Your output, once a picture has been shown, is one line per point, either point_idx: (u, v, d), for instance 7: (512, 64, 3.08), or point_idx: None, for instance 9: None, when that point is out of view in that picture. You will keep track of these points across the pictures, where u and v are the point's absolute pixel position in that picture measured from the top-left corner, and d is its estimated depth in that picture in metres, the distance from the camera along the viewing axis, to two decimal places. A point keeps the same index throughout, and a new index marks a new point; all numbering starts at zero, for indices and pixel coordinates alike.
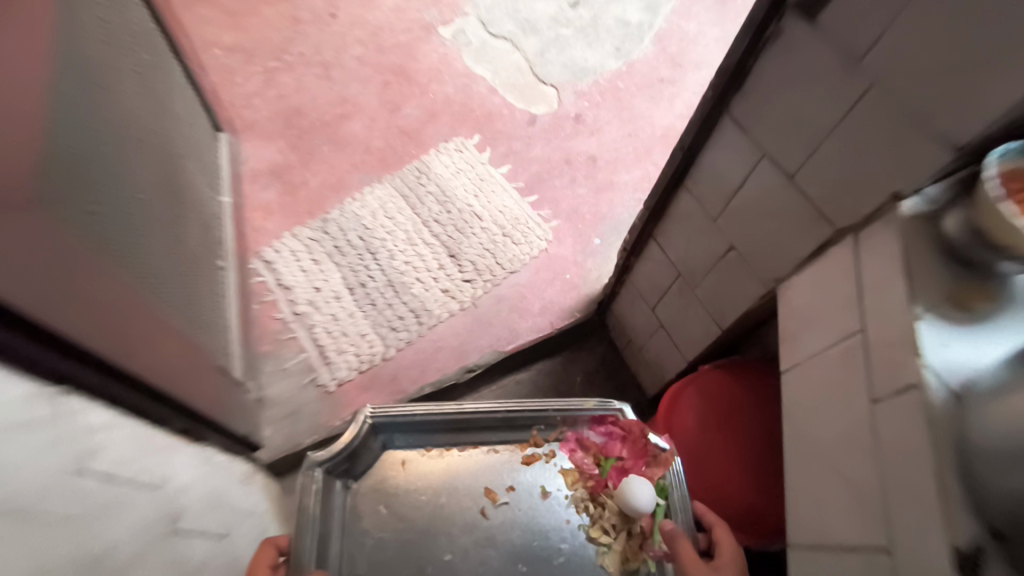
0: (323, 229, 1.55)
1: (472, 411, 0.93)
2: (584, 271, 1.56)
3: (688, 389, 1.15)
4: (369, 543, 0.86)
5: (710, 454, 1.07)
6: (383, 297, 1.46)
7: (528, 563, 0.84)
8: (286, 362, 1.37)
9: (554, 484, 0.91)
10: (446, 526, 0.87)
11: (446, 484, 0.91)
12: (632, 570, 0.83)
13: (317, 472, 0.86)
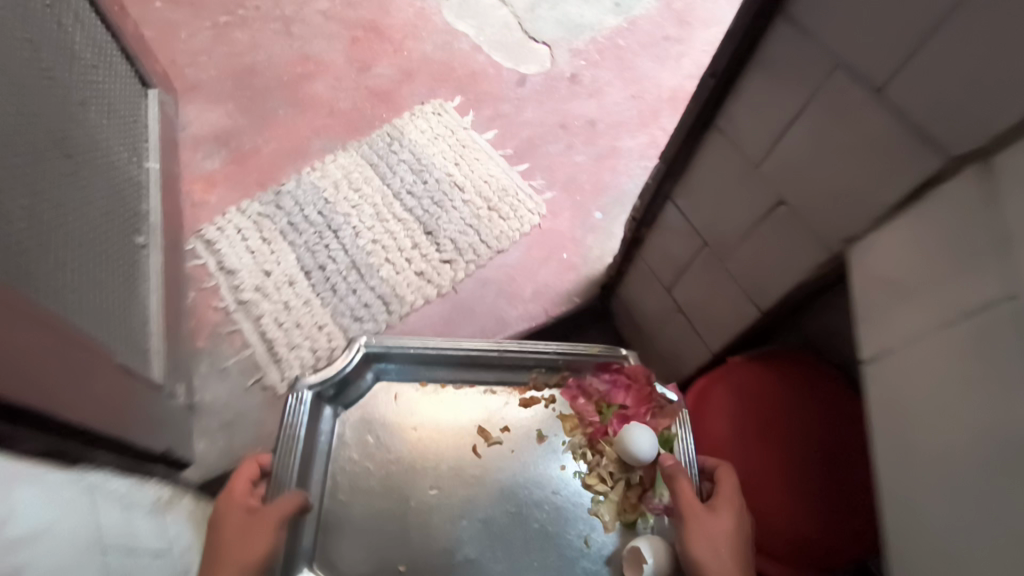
0: (276, 203, 1.32)
1: (470, 347, 0.88)
2: (583, 250, 1.33)
3: (717, 387, 0.93)
4: (347, 476, 0.81)
5: (748, 470, 0.86)
6: (346, 281, 1.23)
7: (515, 503, 0.80)
8: (226, 360, 1.14)
9: (552, 427, 0.86)
10: (432, 463, 0.82)
11: (438, 420, 0.85)
12: (628, 522, 0.79)
13: (305, 398, 0.82)
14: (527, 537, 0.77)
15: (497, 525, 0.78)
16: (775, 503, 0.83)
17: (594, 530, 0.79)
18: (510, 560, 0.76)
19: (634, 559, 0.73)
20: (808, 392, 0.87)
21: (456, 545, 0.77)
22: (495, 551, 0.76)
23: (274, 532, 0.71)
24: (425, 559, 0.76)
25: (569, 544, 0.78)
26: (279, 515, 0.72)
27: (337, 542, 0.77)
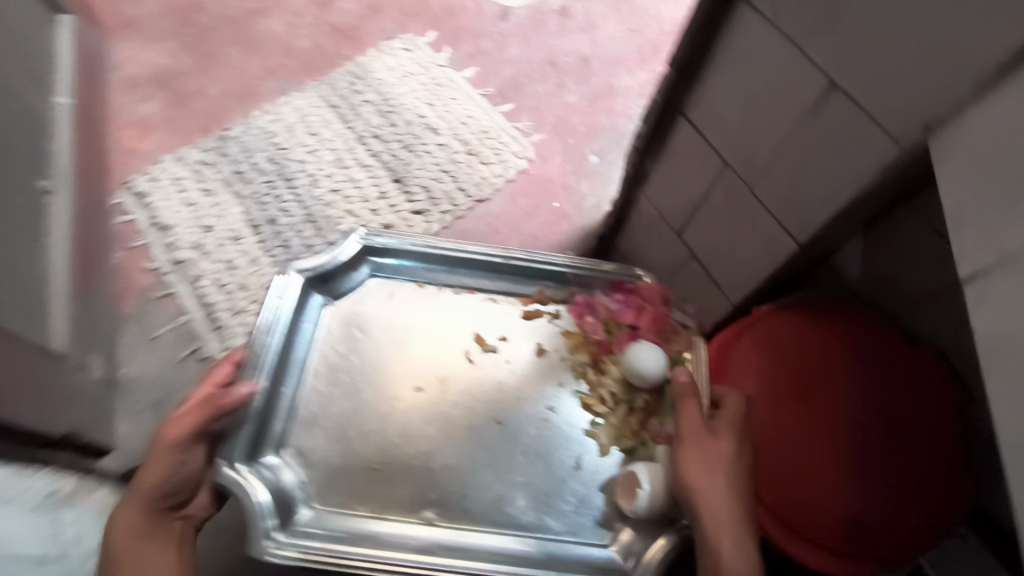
0: (220, 150, 1.14)
1: (474, 250, 0.82)
2: (577, 199, 1.16)
3: (744, 338, 0.76)
4: (319, 375, 0.75)
5: (786, 437, 0.69)
6: (300, 236, 1.06)
7: (503, 414, 0.74)
8: (158, 328, 0.97)
9: (553, 342, 0.79)
10: (414, 364, 0.76)
11: (427, 324, 0.79)
12: (626, 449, 0.72)
13: (293, 281, 0.76)
14: (513, 454, 0.71)
15: (482, 438, 0.72)
16: (820, 476, 0.67)
17: (587, 453, 0.72)
18: (495, 475, 0.70)
19: (628, 486, 0.68)
20: (851, 345, 0.73)
21: (434, 461, 0.70)
22: (478, 464, 0.70)
23: (173, 455, 0.63)
24: (399, 468, 0.70)
25: (560, 464, 0.71)
26: (168, 440, 0.63)
27: (306, 436, 0.71)
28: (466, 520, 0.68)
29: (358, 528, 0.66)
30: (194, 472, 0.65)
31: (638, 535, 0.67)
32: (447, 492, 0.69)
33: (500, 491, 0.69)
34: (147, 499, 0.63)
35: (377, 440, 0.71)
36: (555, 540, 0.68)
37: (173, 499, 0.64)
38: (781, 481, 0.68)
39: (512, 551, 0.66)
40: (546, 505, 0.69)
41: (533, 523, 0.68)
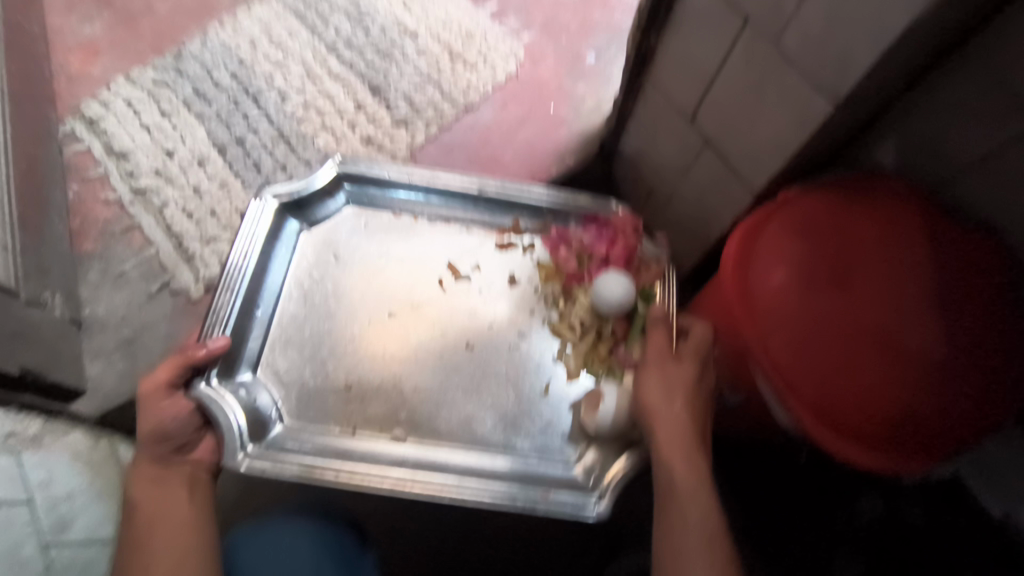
0: (177, 68, 1.02)
1: (448, 178, 0.81)
2: (574, 102, 1.05)
3: (769, 226, 0.66)
4: (295, 300, 0.75)
5: (822, 329, 0.61)
6: (273, 156, 0.96)
7: (474, 338, 0.76)
8: (124, 264, 0.88)
9: (526, 274, 0.79)
10: (382, 289, 0.77)
11: (401, 256, 0.79)
12: (597, 376, 0.74)
13: (270, 210, 0.76)
14: (483, 376, 0.74)
15: (449, 363, 0.74)
16: (863, 367, 0.60)
17: (555, 377, 0.74)
18: (462, 395, 0.73)
19: (592, 403, 0.70)
20: (893, 224, 0.64)
21: (404, 381, 0.73)
22: (448, 385, 0.73)
23: (155, 403, 0.63)
24: (369, 389, 0.72)
25: (530, 389, 0.74)
26: (148, 391, 0.63)
27: (279, 356, 0.73)
28: (434, 438, 0.71)
29: (331, 443, 0.69)
30: (184, 418, 0.64)
31: (600, 452, 0.70)
32: (415, 410, 0.72)
33: (466, 411, 0.72)
34: (146, 447, 0.63)
35: (348, 360, 0.73)
36: (521, 458, 0.70)
37: (172, 444, 0.64)
38: (814, 377, 0.61)
39: (474, 464, 0.69)
40: (514, 427, 0.72)
41: (501, 443, 0.71)
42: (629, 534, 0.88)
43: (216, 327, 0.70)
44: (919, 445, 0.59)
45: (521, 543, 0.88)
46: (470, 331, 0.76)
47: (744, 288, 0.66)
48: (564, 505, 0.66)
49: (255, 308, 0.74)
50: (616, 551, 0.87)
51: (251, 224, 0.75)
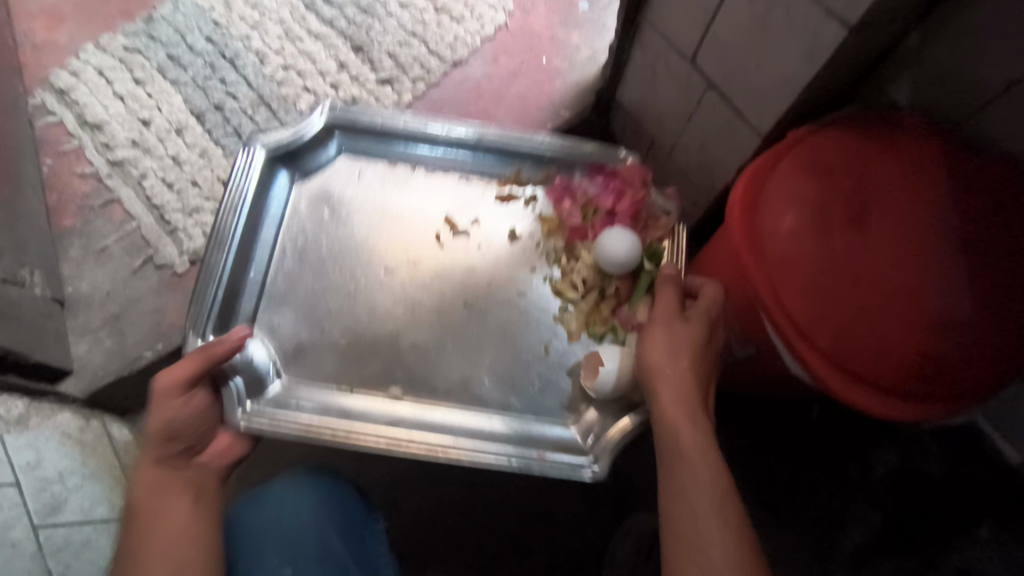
0: (148, 33, 0.96)
1: (445, 129, 0.76)
2: (568, 52, 1.00)
3: (780, 166, 0.62)
4: (290, 257, 0.72)
5: (838, 272, 0.58)
6: (254, 121, 0.92)
7: (473, 296, 0.73)
8: (105, 239, 0.85)
9: (527, 228, 0.76)
10: (376, 245, 0.74)
11: (396, 211, 0.75)
12: (597, 335, 0.71)
13: (258, 163, 0.71)
14: (483, 334, 0.71)
15: (448, 319, 0.71)
16: (881, 310, 0.56)
17: (556, 338, 0.71)
18: (459, 356, 0.70)
19: (591, 368, 0.66)
20: (911, 158, 0.60)
21: (400, 340, 0.70)
22: (444, 345, 0.70)
23: (165, 398, 0.58)
24: (366, 343, 0.70)
25: (527, 348, 0.71)
26: (163, 386, 0.58)
27: (276, 314, 0.70)
28: (431, 398, 0.68)
29: (329, 402, 0.67)
30: (195, 416, 0.60)
31: (600, 412, 0.68)
32: (411, 368, 0.69)
33: (463, 372, 0.69)
34: (151, 443, 0.59)
35: (343, 318, 0.70)
36: (520, 419, 0.68)
37: (180, 444, 0.59)
38: (829, 324, 0.57)
39: (472, 428, 0.67)
40: (512, 386, 0.69)
41: (498, 403, 0.68)
42: (638, 493, 0.87)
43: (210, 284, 0.67)
44: (936, 391, 0.56)
45: (530, 504, 0.86)
46: (464, 291, 0.73)
47: (754, 231, 0.61)
48: (560, 467, 0.64)
49: (248, 266, 0.71)
50: (625, 512, 0.86)
51: (241, 176, 0.70)
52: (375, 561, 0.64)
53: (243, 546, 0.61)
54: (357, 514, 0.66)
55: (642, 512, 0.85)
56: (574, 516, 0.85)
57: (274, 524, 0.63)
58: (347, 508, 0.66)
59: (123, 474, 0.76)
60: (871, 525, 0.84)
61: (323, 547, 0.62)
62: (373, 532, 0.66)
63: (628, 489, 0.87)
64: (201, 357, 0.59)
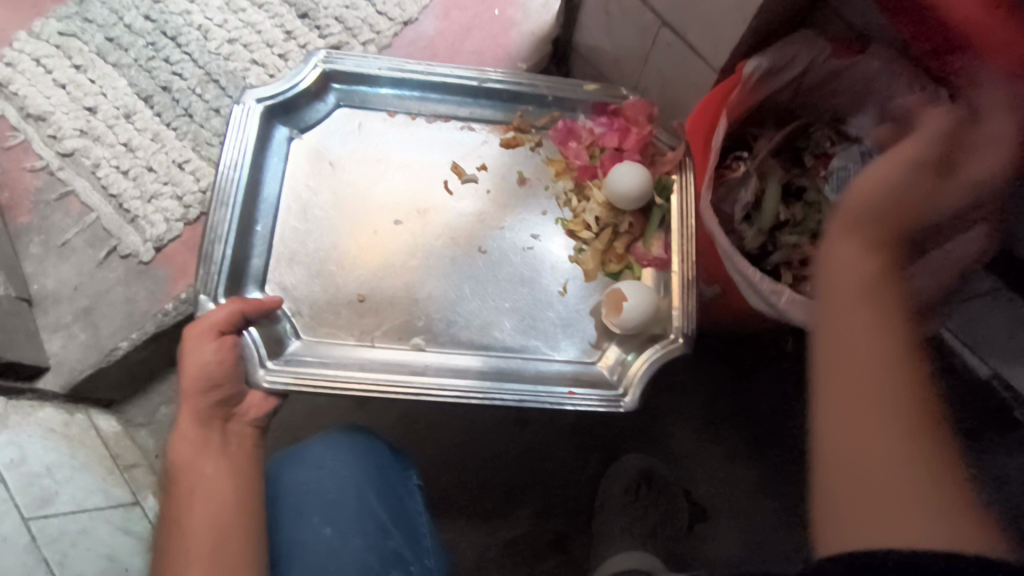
0: (82, 15, 0.92)
1: (438, 78, 0.74)
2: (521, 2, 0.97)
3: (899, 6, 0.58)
4: (294, 214, 0.70)
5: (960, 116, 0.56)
6: (203, 99, 0.89)
7: (484, 242, 0.71)
8: (65, 233, 0.83)
9: (535, 170, 0.74)
10: (382, 200, 0.71)
11: (399, 159, 0.73)
12: (613, 273, 0.71)
13: (255, 118, 0.69)
14: (495, 279, 0.70)
15: (462, 266, 0.70)
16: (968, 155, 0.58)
17: (574, 278, 0.70)
18: (476, 299, 0.69)
19: (614, 304, 0.66)
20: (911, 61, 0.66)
21: (416, 291, 0.69)
22: (461, 291, 0.69)
23: (199, 344, 0.57)
24: (384, 300, 0.68)
25: (546, 289, 0.69)
26: (196, 330, 0.57)
27: (288, 272, 0.68)
28: (454, 346, 0.67)
29: (349, 355, 0.66)
30: (230, 364, 0.58)
31: (623, 346, 0.68)
32: (432, 318, 0.68)
33: (488, 314, 0.68)
34: (188, 395, 0.57)
35: (358, 273, 0.69)
36: (537, 357, 0.67)
37: (218, 395, 0.58)
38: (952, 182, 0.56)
39: (491, 366, 0.66)
40: (533, 329, 0.68)
41: (519, 346, 0.67)
42: (625, 435, 0.89)
43: (218, 244, 0.64)
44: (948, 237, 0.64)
45: (522, 456, 0.87)
46: (462, 232, 0.71)
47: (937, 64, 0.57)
48: (591, 402, 0.62)
49: (254, 222, 0.68)
50: (613, 455, 0.88)
51: (239, 129, 0.68)
52: (413, 519, 0.65)
53: (285, 502, 0.62)
54: (394, 473, 0.67)
55: (631, 453, 0.88)
56: (564, 462, 0.87)
57: (316, 483, 0.63)
58: (383, 468, 0.66)
59: (113, 463, 0.78)
60: None
61: (363, 507, 0.62)
62: (409, 491, 0.67)
63: (616, 431, 0.89)
64: (237, 308, 0.60)
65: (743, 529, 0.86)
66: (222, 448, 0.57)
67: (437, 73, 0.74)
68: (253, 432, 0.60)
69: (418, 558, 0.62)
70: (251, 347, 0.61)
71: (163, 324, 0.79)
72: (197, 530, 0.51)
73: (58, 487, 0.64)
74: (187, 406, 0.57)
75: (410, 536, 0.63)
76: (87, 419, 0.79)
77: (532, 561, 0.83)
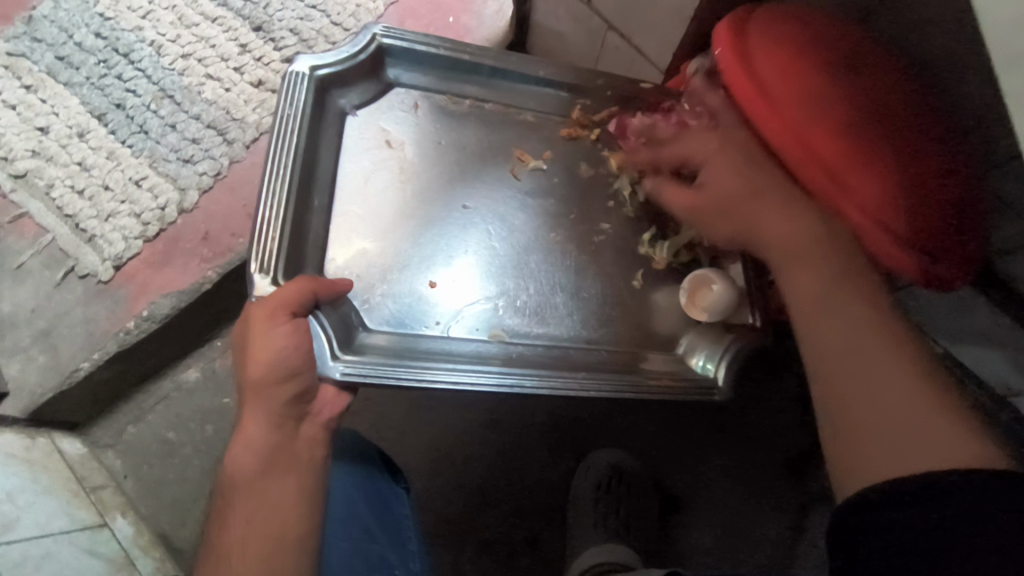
0: (30, 34, 0.91)
1: (502, 63, 0.71)
2: (475, 9, 0.99)
3: (754, 23, 0.56)
4: (358, 201, 0.66)
5: (874, 101, 0.50)
6: (159, 114, 0.89)
7: (558, 229, 0.70)
8: (20, 256, 0.82)
9: (594, 161, 0.72)
10: (448, 186, 0.69)
11: (460, 146, 0.70)
12: (683, 265, 0.70)
13: (309, 85, 0.64)
14: (551, 268, 0.68)
15: (527, 252, 0.68)
16: (833, 140, 0.50)
17: (646, 266, 0.70)
18: (523, 287, 0.67)
19: (692, 297, 0.67)
20: (807, 68, 0.52)
21: (480, 282, 0.66)
22: (522, 282, 0.67)
23: (272, 327, 0.50)
24: (455, 287, 0.65)
25: (585, 288, 0.68)
26: (257, 313, 0.51)
27: (350, 260, 0.64)
28: (526, 335, 0.65)
29: (430, 347, 0.62)
30: (306, 350, 0.51)
31: (699, 337, 0.67)
32: (497, 309, 0.65)
33: (536, 304, 0.66)
34: (263, 384, 0.50)
35: (432, 261, 0.66)
36: (565, 346, 0.65)
37: (296, 385, 0.51)
38: (865, 181, 0.48)
39: (548, 352, 0.65)
40: (578, 321, 0.67)
41: (579, 337, 0.66)
42: (595, 432, 0.91)
43: (273, 224, 0.59)
44: (939, 242, 0.48)
45: (495, 459, 0.88)
46: (530, 216, 0.69)
47: (780, 82, 0.53)
48: (689, 392, 0.63)
49: (310, 201, 0.63)
50: (584, 452, 0.90)
51: (289, 99, 0.63)
52: (399, 523, 0.66)
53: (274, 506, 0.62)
54: (382, 481, 0.67)
55: (599, 449, 0.89)
56: (537, 463, 0.89)
57: None
58: (372, 474, 0.67)
59: (79, 486, 0.77)
60: (814, 431, 0.91)
61: (350, 511, 0.63)
62: (396, 498, 0.68)
63: (584, 427, 0.91)
64: (310, 286, 0.54)
65: (712, 514, 0.88)
66: (290, 458, 0.51)
67: (507, 62, 0.71)
68: (326, 431, 0.54)
69: (404, 563, 0.63)
70: (319, 330, 0.55)
71: (125, 342, 0.79)
72: (250, 564, 0.47)
73: (19, 512, 0.63)
74: (259, 403, 0.50)
75: (394, 539, 0.64)
76: (50, 443, 0.78)
77: (507, 560, 0.84)
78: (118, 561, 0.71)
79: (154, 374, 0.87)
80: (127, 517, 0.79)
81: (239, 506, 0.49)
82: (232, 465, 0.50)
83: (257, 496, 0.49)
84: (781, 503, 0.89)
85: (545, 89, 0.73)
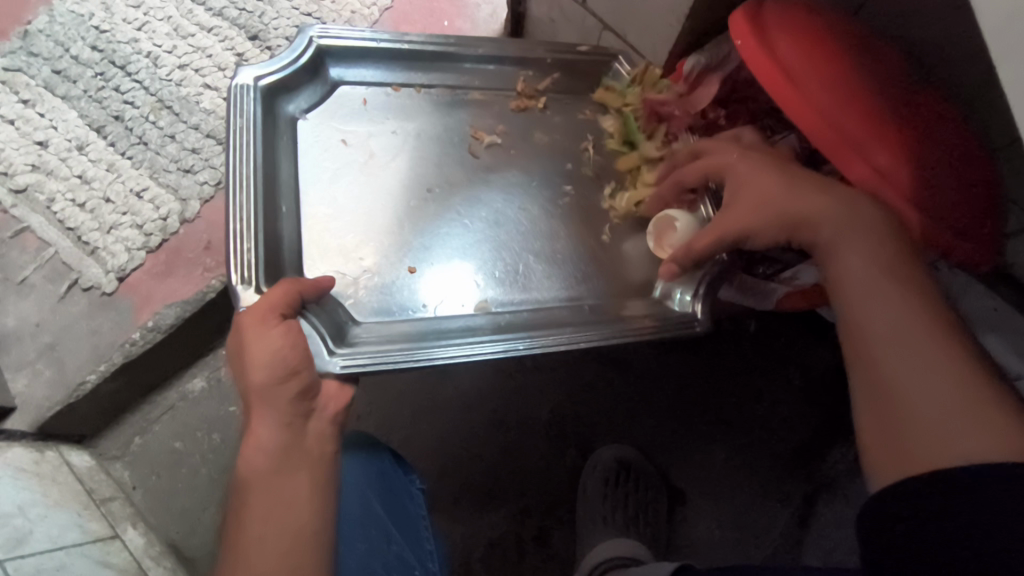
0: (27, 49, 0.91)
1: (447, 48, 0.73)
2: (469, 14, 1.01)
3: (767, 8, 0.55)
4: (328, 202, 0.66)
5: (891, 92, 0.52)
6: (156, 124, 0.89)
7: (521, 201, 0.70)
8: (24, 270, 0.83)
9: (548, 134, 0.74)
10: (412, 173, 0.69)
11: (416, 134, 0.71)
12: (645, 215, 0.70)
13: (256, 95, 0.63)
14: (519, 236, 0.68)
15: (502, 222, 0.68)
16: (860, 126, 0.50)
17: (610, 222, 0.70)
18: (495, 257, 0.67)
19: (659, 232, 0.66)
20: (826, 53, 0.53)
21: (460, 269, 0.65)
22: (497, 254, 0.67)
23: (263, 329, 0.51)
24: (444, 275, 0.65)
25: (556, 255, 0.68)
26: (249, 319, 0.52)
27: (332, 262, 0.63)
28: (513, 301, 0.65)
29: (427, 325, 0.61)
30: (301, 345, 0.52)
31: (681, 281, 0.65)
32: (481, 283, 0.65)
33: (514, 269, 0.66)
34: (270, 389, 0.50)
35: (411, 248, 0.65)
36: (551, 302, 0.65)
37: (298, 383, 0.51)
38: (891, 165, 0.50)
39: (536, 314, 0.64)
40: (560, 283, 0.67)
41: (559, 297, 0.66)
42: (599, 427, 0.91)
43: (246, 236, 0.57)
44: (969, 226, 0.50)
45: (500, 458, 0.88)
46: (506, 193, 0.70)
47: (801, 63, 0.52)
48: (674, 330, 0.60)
49: (279, 204, 0.63)
50: (588, 448, 0.90)
51: (240, 110, 0.61)
52: (414, 523, 0.66)
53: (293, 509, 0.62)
54: (395, 476, 0.68)
55: (605, 445, 0.90)
56: (542, 460, 0.89)
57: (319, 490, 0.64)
58: (384, 470, 0.67)
59: (89, 498, 0.77)
60: (815, 421, 0.92)
61: (365, 510, 0.63)
62: (411, 496, 0.68)
63: (588, 423, 0.91)
64: (293, 288, 0.54)
65: (719, 507, 0.89)
66: (305, 457, 0.51)
67: (446, 44, 0.73)
68: (334, 428, 0.53)
69: (422, 562, 0.63)
70: (313, 328, 0.55)
71: (130, 353, 0.79)
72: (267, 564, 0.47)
73: (31, 525, 0.63)
74: (266, 406, 0.50)
75: (411, 539, 0.64)
76: (59, 456, 0.78)
77: (518, 559, 0.85)
78: (131, 571, 0.71)
79: (160, 384, 0.87)
80: (137, 528, 0.78)
81: (253, 509, 0.49)
82: (244, 471, 0.50)
83: (271, 498, 0.49)
84: (787, 494, 0.89)
85: (491, 67, 0.75)
